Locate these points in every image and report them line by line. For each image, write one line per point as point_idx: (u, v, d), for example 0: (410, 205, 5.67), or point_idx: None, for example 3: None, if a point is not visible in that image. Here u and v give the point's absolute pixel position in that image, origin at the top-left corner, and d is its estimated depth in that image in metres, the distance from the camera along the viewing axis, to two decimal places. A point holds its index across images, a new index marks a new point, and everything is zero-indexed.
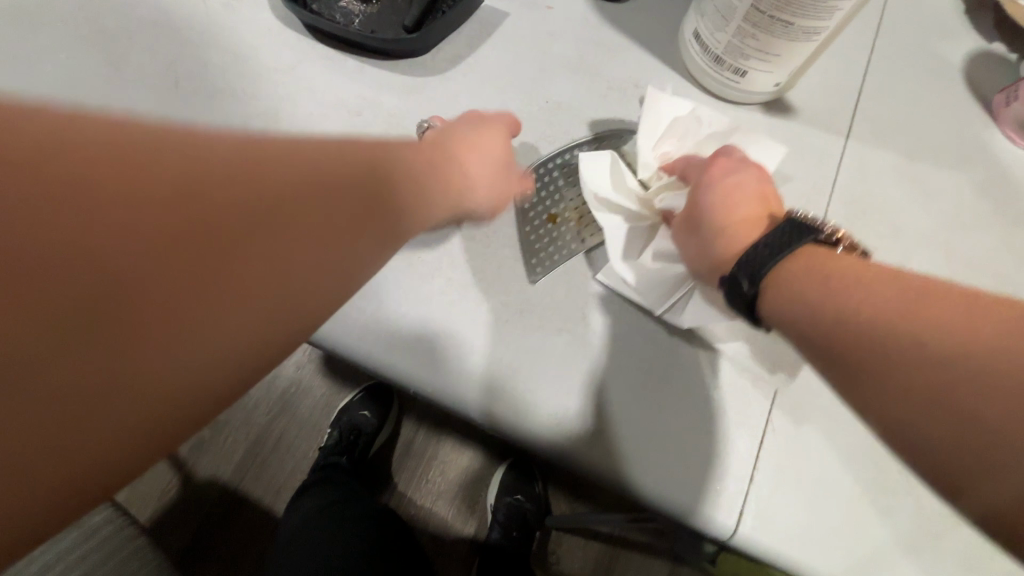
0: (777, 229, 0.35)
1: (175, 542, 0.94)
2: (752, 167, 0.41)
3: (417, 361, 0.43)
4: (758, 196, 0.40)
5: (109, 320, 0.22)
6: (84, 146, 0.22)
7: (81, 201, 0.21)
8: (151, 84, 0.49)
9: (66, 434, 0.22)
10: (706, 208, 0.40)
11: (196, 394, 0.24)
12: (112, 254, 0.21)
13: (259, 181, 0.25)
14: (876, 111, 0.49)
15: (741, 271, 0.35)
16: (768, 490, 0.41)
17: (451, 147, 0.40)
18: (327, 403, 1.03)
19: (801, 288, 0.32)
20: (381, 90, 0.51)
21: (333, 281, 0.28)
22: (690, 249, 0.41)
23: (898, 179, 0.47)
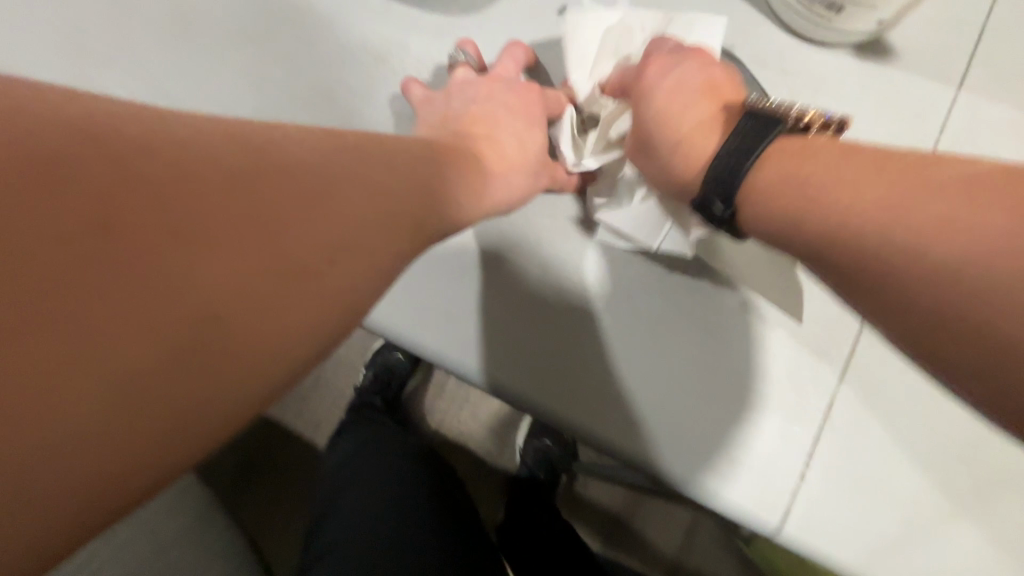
0: (738, 131, 0.32)
1: (226, 471, 1.00)
2: (690, 53, 0.37)
3: (432, 321, 0.45)
4: (704, 88, 0.35)
5: (194, 257, 0.22)
6: (156, 136, 0.23)
7: (158, 156, 0.22)
8: (157, 28, 0.45)
9: (138, 391, 0.21)
10: (652, 127, 0.36)
11: (221, 389, 0.22)
12: (195, 191, 0.22)
13: (317, 179, 0.26)
14: (1008, 49, 0.39)
15: (713, 193, 0.32)
16: (819, 490, 0.40)
17: (489, 114, 0.41)
18: (361, 344, 1.04)
19: (791, 209, 0.29)
20: (412, 32, 0.45)
21: (402, 243, 0.29)
22: (648, 170, 0.38)
23: (1010, 142, 0.39)
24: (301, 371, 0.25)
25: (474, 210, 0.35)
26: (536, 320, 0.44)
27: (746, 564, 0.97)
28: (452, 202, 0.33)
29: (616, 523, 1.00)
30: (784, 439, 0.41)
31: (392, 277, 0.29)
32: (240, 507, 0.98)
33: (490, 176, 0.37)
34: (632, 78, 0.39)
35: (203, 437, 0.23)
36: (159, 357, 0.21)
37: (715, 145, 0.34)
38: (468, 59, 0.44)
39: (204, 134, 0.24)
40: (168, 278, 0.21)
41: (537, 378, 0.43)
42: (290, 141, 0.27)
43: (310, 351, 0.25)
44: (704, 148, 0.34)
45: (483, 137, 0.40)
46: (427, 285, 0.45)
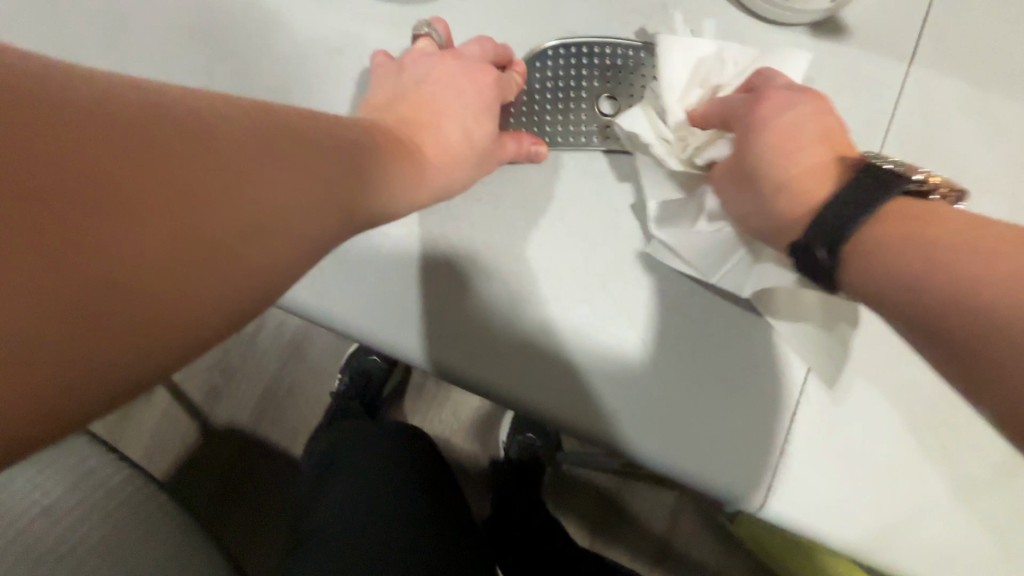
0: (857, 179, 0.29)
1: (201, 489, 0.96)
2: (807, 97, 0.34)
3: (398, 318, 0.43)
4: (822, 133, 0.32)
5: (94, 218, 0.21)
6: (58, 93, 0.22)
7: (56, 112, 0.21)
8: (99, 36, 0.43)
9: (32, 354, 0.20)
10: (761, 160, 0.33)
11: (113, 354, 0.22)
12: (96, 149, 0.22)
13: (241, 153, 0.25)
14: (950, 25, 0.40)
15: (815, 236, 0.30)
16: (795, 461, 0.41)
17: (438, 98, 0.40)
18: (335, 350, 1.01)
19: (894, 256, 0.27)
20: (369, 24, 0.44)
21: (326, 222, 0.28)
22: (748, 206, 0.35)
23: (961, 114, 0.40)
24: (208, 339, 0.25)
25: (409, 200, 0.35)
26: (506, 315, 0.42)
27: (730, 536, 0.99)
28: (383, 187, 0.32)
29: (602, 511, 1.01)
30: (762, 415, 0.41)
31: (315, 254, 0.29)
32: (219, 525, 0.95)
33: (430, 168, 0.36)
34: (742, 109, 0.35)
35: (96, 400, 0.22)
36: (55, 319, 0.21)
37: (829, 187, 0.30)
38: (433, 32, 0.42)
39: (121, 99, 0.23)
40: (62, 237, 0.21)
41: (511, 372, 0.42)
42: (217, 114, 0.26)
43: (218, 321, 0.25)
44: (811, 187, 0.31)
45: (428, 121, 0.39)
46: (394, 283, 0.43)
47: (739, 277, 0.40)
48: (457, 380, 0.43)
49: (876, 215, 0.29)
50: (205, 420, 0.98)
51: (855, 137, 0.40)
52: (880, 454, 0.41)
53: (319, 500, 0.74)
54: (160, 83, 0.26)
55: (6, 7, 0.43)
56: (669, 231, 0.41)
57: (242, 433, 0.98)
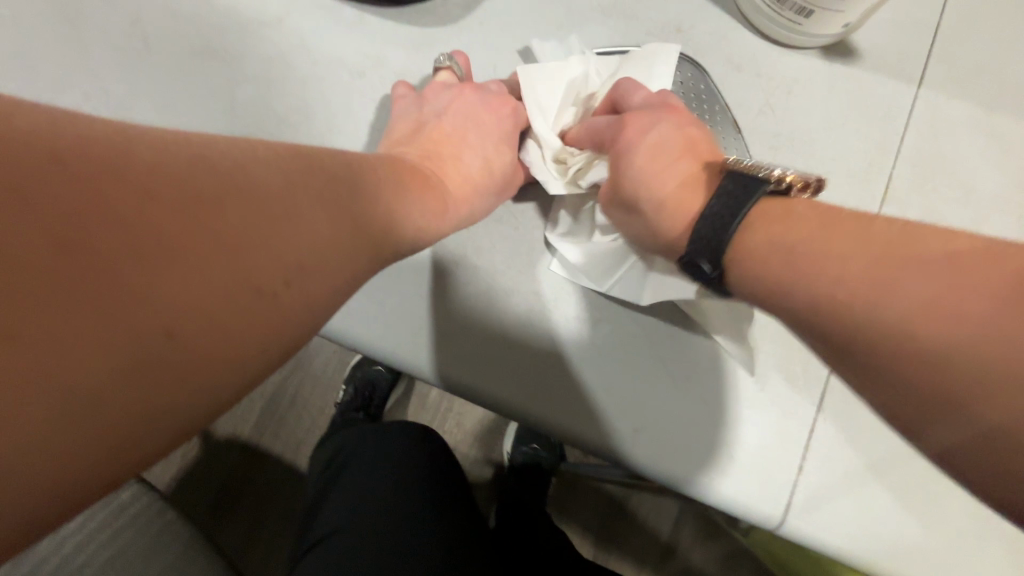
0: (718, 193, 0.30)
1: (202, 502, 0.95)
2: (665, 112, 0.35)
3: (416, 336, 0.43)
4: (684, 145, 0.34)
5: (160, 272, 0.23)
6: (127, 159, 0.24)
7: (125, 177, 0.23)
8: (120, 54, 0.43)
9: (105, 398, 0.22)
10: (628, 170, 0.34)
11: (176, 395, 0.24)
12: (160, 208, 0.23)
13: (282, 203, 0.27)
14: (956, 48, 0.41)
15: (697, 254, 0.30)
16: (815, 478, 0.41)
17: (459, 131, 0.40)
18: (339, 360, 1.01)
19: (773, 270, 0.28)
20: (389, 45, 0.44)
21: (358, 260, 0.30)
22: (638, 228, 0.36)
23: (970, 135, 0.40)
24: (257, 378, 0.27)
25: (433, 232, 0.35)
26: (524, 333, 0.43)
27: (731, 545, 1.00)
28: (411, 221, 0.33)
29: (606, 521, 1.01)
30: (781, 432, 0.41)
31: (351, 289, 0.30)
32: (222, 538, 0.94)
33: (450, 198, 0.37)
34: (610, 130, 0.37)
35: (160, 438, 0.24)
36: (111, 369, 0.22)
37: (704, 201, 0.31)
38: (454, 65, 0.43)
39: (174, 157, 0.25)
40: (133, 290, 0.22)
41: (529, 389, 0.42)
42: (260, 164, 0.28)
43: (265, 359, 0.26)
44: (693, 202, 0.32)
45: (452, 155, 0.39)
46: (413, 301, 0.44)
47: (635, 284, 0.42)
48: (472, 396, 0.43)
49: (757, 217, 0.29)
50: (207, 432, 0.97)
51: (867, 158, 0.41)
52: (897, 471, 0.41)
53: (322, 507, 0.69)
54: (209, 138, 0.28)
55: (28, 29, 0.43)
56: (573, 246, 0.43)
57: (246, 445, 0.97)
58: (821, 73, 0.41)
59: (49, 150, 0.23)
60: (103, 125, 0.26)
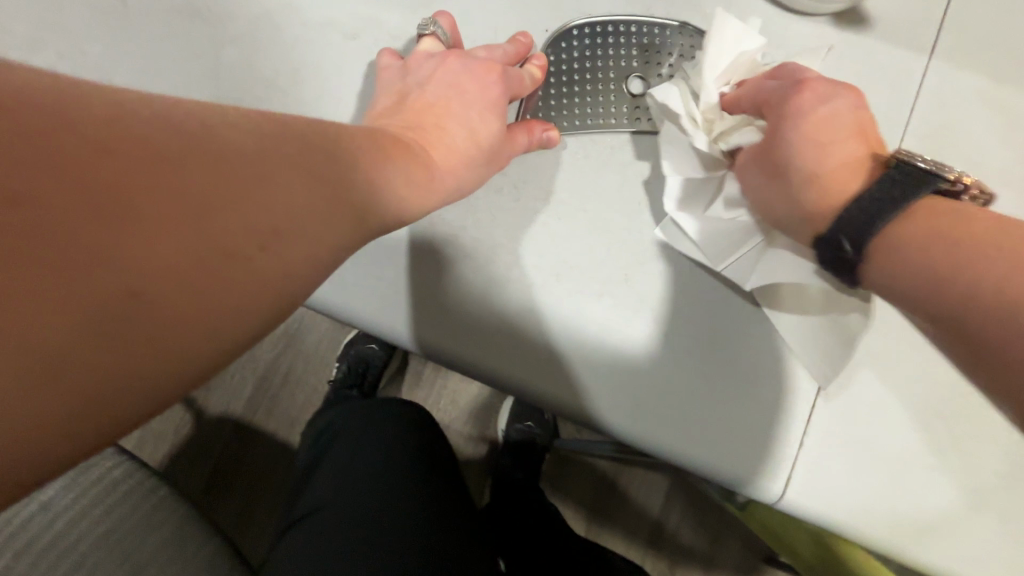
0: (885, 180, 0.30)
1: (196, 478, 0.95)
2: (846, 87, 0.33)
3: (413, 311, 0.42)
4: (856, 125, 0.32)
5: (127, 237, 0.22)
6: (90, 113, 0.22)
7: (87, 132, 0.22)
8: (97, 9, 0.41)
9: (70, 367, 0.21)
10: (785, 150, 0.33)
11: (147, 365, 0.23)
12: (125, 167, 0.22)
13: (258, 167, 0.25)
14: (971, 17, 0.40)
15: (842, 231, 0.30)
16: (812, 453, 0.41)
17: (442, 100, 0.38)
18: (332, 337, 1.00)
19: (917, 256, 0.28)
20: (380, 7, 0.42)
21: (341, 230, 0.28)
22: (771, 194, 0.35)
23: (980, 109, 0.40)
24: (234, 350, 0.26)
25: (417, 205, 0.34)
26: (519, 309, 0.42)
27: (719, 519, 1.02)
28: (394, 191, 0.32)
29: (598, 497, 1.02)
30: (780, 407, 0.41)
31: (333, 261, 0.28)
32: (217, 514, 0.94)
33: (434, 169, 0.35)
34: (778, 93, 0.34)
35: (132, 409, 0.23)
36: (75, 337, 0.21)
37: (861, 184, 0.31)
38: (438, 31, 0.41)
39: (137, 114, 0.24)
40: (97, 255, 0.21)
41: (527, 364, 0.41)
42: (232, 127, 0.26)
43: (243, 331, 0.25)
44: (846, 183, 0.31)
45: (435, 124, 0.37)
46: (409, 275, 0.42)
47: (747, 267, 0.40)
48: (471, 372, 0.43)
49: (914, 211, 0.29)
50: (198, 410, 0.97)
51: (875, 131, 0.40)
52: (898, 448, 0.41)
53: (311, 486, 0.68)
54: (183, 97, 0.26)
55: None
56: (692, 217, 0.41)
57: (238, 423, 0.97)
58: (832, 40, 0.40)
59: (4, 101, 0.21)
60: (64, 76, 0.24)
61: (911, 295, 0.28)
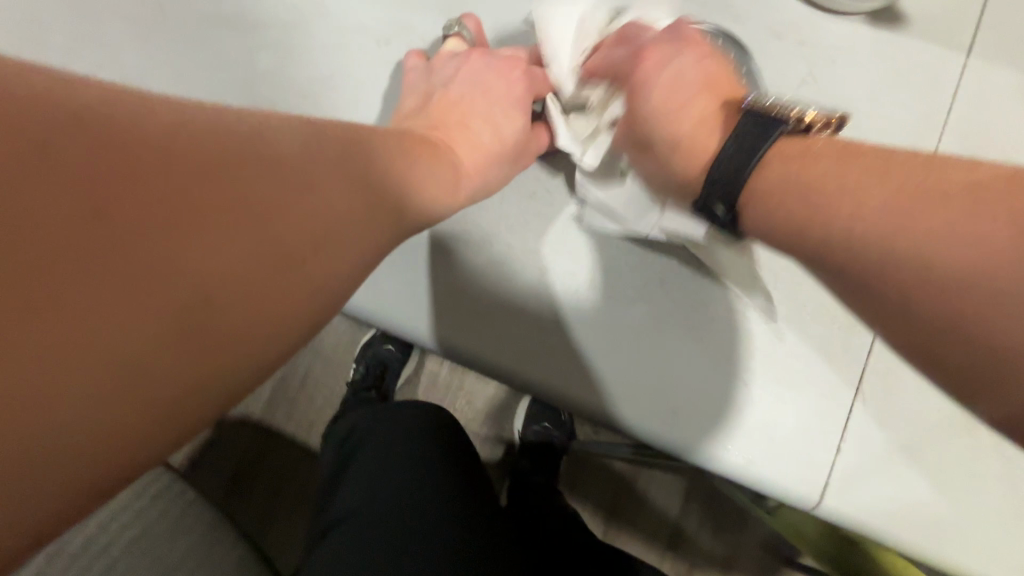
0: (738, 133, 0.30)
1: (216, 477, 0.96)
2: (687, 44, 0.35)
3: (442, 313, 0.42)
4: (702, 83, 0.34)
5: (190, 244, 0.22)
6: (147, 125, 0.23)
7: (146, 144, 0.22)
8: (129, 14, 0.41)
9: (139, 374, 0.21)
10: (648, 120, 0.35)
11: (209, 371, 0.23)
12: (186, 178, 0.22)
13: (305, 173, 0.26)
14: (1010, 14, 0.39)
15: (714, 193, 0.31)
16: (854, 458, 0.39)
17: (465, 99, 0.39)
18: (350, 338, 1.00)
19: (789, 211, 0.28)
20: (409, 9, 0.42)
21: (382, 232, 0.28)
22: (652, 168, 0.36)
23: (1020, 110, 0.39)
24: (285, 354, 0.26)
25: (446, 206, 0.34)
26: (548, 311, 0.41)
27: (737, 523, 1.01)
28: (428, 196, 0.32)
29: (615, 499, 1.02)
30: (817, 410, 0.40)
31: (375, 263, 0.29)
32: (240, 515, 0.95)
33: (465, 174, 0.35)
34: (625, 65, 0.37)
35: (195, 415, 0.23)
36: (145, 345, 0.21)
37: (721, 142, 0.32)
38: (463, 32, 0.41)
39: (189, 123, 0.24)
40: (162, 263, 0.21)
41: (556, 367, 0.41)
42: (277, 133, 0.26)
43: (294, 335, 0.26)
44: (708, 144, 0.32)
45: (459, 122, 0.38)
46: (437, 278, 0.42)
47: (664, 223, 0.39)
48: (499, 374, 0.42)
49: (812, 190, 0.28)
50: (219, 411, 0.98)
51: (907, 129, 0.39)
52: (936, 453, 0.40)
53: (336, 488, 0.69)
54: (224, 106, 0.27)
55: None
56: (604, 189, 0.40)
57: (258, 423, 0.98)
58: (868, 39, 0.39)
59: (69, 115, 0.21)
60: (112, 86, 0.24)
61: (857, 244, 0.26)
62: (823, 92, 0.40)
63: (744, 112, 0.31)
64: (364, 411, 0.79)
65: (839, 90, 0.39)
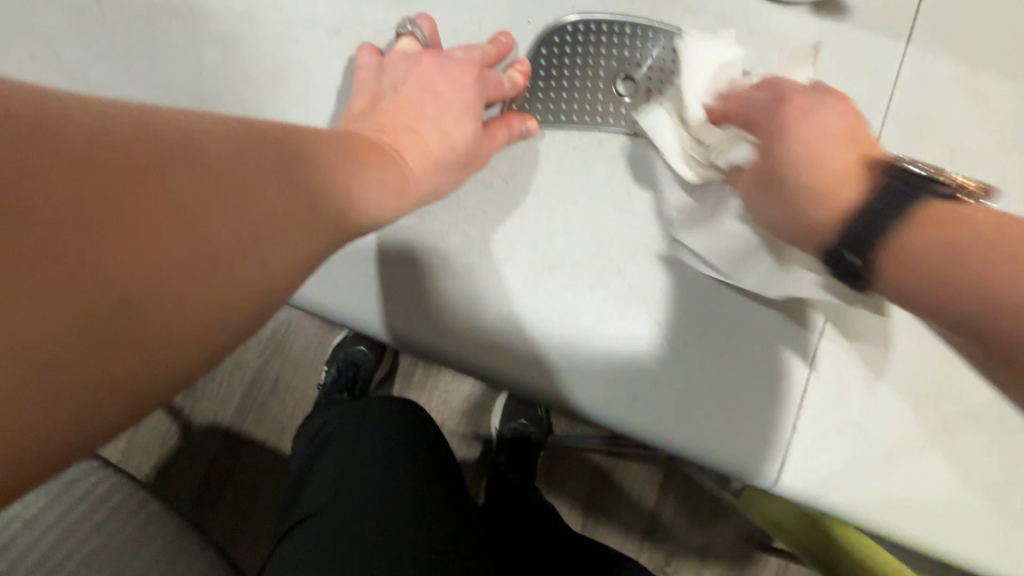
0: (885, 188, 0.26)
1: (186, 488, 0.93)
2: (832, 99, 0.30)
3: (403, 308, 0.42)
4: (849, 137, 0.28)
5: (110, 243, 0.21)
6: (67, 123, 0.22)
7: (61, 141, 0.21)
8: (69, 12, 0.40)
9: (55, 376, 0.20)
10: (788, 169, 0.29)
11: (134, 371, 0.22)
12: (105, 174, 0.21)
13: (237, 171, 0.25)
14: (944, 2, 0.41)
15: (844, 244, 0.26)
16: (810, 437, 0.40)
17: (415, 102, 0.38)
18: (321, 340, 0.98)
19: (929, 265, 0.23)
20: (363, 3, 0.41)
21: (322, 231, 0.28)
22: (772, 212, 0.31)
23: (956, 94, 0.40)
24: (218, 354, 0.25)
25: (392, 204, 0.33)
26: (508, 303, 0.41)
27: (713, 507, 1.03)
28: (372, 194, 0.31)
29: (593, 490, 1.03)
30: (771, 391, 0.41)
31: (315, 262, 0.28)
32: (211, 526, 0.93)
33: (410, 176, 0.35)
34: (764, 110, 0.32)
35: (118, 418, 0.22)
36: (61, 347, 0.20)
37: (863, 192, 0.26)
38: (416, 32, 0.41)
39: (111, 124, 0.23)
40: (79, 261, 0.20)
41: (519, 359, 0.41)
42: (209, 134, 0.25)
43: (227, 337, 0.25)
44: (852, 195, 0.27)
45: (406, 127, 0.37)
46: (398, 272, 0.42)
47: (760, 277, 0.39)
48: (463, 367, 0.42)
49: (918, 218, 0.25)
50: (185, 420, 0.95)
51: (854, 117, 0.40)
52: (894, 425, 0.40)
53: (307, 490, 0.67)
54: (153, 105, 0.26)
55: None
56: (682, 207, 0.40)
57: (227, 430, 0.95)
58: (810, 29, 0.41)
59: None
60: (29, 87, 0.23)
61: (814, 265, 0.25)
62: None
63: (894, 171, 0.26)
64: (333, 412, 0.77)
65: None
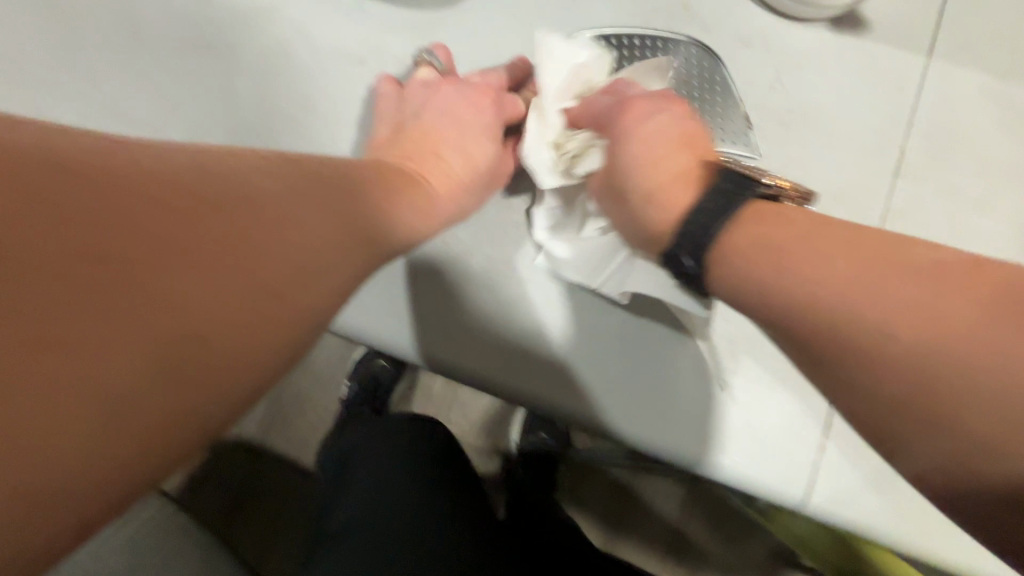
0: (710, 191, 0.30)
1: (212, 501, 0.95)
2: (669, 106, 0.35)
3: (431, 329, 0.42)
4: (680, 141, 0.33)
5: (170, 281, 0.22)
6: (126, 168, 0.23)
7: (123, 186, 0.23)
8: (110, 51, 0.42)
9: (123, 409, 0.21)
10: (626, 171, 0.33)
11: (194, 403, 0.23)
12: (164, 216, 0.23)
13: (282, 205, 0.26)
14: (965, 16, 0.41)
15: (680, 249, 0.30)
16: (836, 455, 0.40)
17: (438, 128, 0.40)
18: (343, 355, 1.00)
19: (748, 269, 0.27)
20: (385, 33, 0.43)
21: (360, 258, 0.29)
22: (622, 219, 0.35)
23: (981, 107, 0.40)
24: (267, 382, 0.26)
25: (423, 228, 0.34)
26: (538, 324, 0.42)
27: (737, 524, 1.01)
28: (405, 219, 0.32)
29: (614, 506, 1.02)
30: (797, 408, 0.41)
31: (353, 288, 0.29)
32: (237, 539, 0.94)
33: (437, 198, 0.36)
34: (610, 112, 0.36)
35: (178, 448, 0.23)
36: (127, 383, 0.21)
37: (692, 194, 0.30)
38: (434, 60, 0.42)
39: (168, 168, 0.24)
40: (143, 300, 0.22)
41: (551, 381, 0.41)
42: (254, 171, 0.27)
43: (276, 365, 0.26)
44: (680, 197, 0.31)
45: (431, 152, 0.38)
46: (421, 292, 0.42)
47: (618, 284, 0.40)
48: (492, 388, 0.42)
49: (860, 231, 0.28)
50: None
51: (877, 130, 0.40)
52: None
53: (333, 506, 0.68)
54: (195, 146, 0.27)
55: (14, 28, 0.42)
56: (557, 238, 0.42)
57: (253, 444, 0.97)
58: (829, 46, 0.41)
59: (51, 166, 0.22)
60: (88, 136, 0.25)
61: (814, 295, 0.26)
62: (793, 100, 0.41)
63: (719, 171, 0.31)
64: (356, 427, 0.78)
65: (807, 96, 0.40)
